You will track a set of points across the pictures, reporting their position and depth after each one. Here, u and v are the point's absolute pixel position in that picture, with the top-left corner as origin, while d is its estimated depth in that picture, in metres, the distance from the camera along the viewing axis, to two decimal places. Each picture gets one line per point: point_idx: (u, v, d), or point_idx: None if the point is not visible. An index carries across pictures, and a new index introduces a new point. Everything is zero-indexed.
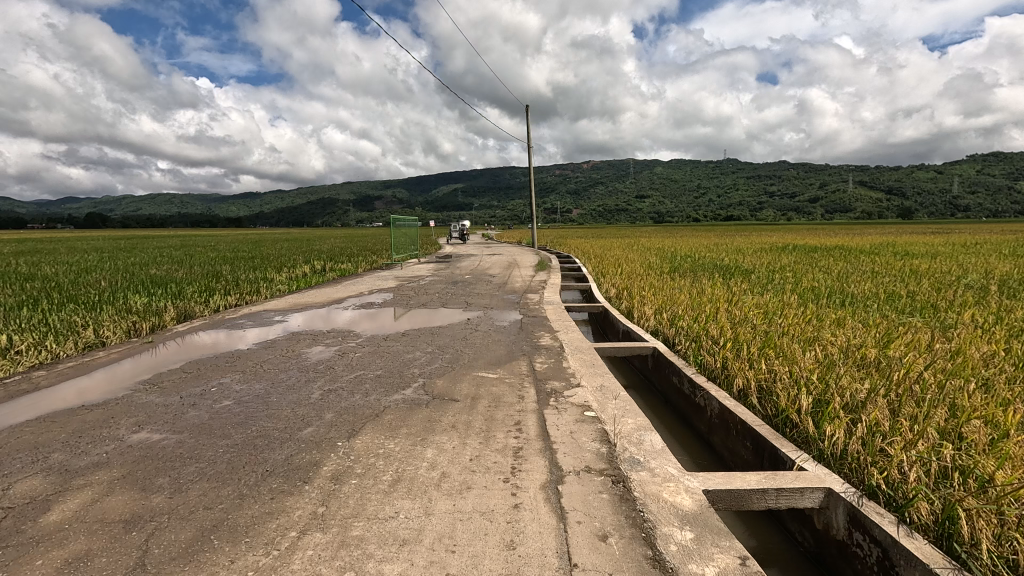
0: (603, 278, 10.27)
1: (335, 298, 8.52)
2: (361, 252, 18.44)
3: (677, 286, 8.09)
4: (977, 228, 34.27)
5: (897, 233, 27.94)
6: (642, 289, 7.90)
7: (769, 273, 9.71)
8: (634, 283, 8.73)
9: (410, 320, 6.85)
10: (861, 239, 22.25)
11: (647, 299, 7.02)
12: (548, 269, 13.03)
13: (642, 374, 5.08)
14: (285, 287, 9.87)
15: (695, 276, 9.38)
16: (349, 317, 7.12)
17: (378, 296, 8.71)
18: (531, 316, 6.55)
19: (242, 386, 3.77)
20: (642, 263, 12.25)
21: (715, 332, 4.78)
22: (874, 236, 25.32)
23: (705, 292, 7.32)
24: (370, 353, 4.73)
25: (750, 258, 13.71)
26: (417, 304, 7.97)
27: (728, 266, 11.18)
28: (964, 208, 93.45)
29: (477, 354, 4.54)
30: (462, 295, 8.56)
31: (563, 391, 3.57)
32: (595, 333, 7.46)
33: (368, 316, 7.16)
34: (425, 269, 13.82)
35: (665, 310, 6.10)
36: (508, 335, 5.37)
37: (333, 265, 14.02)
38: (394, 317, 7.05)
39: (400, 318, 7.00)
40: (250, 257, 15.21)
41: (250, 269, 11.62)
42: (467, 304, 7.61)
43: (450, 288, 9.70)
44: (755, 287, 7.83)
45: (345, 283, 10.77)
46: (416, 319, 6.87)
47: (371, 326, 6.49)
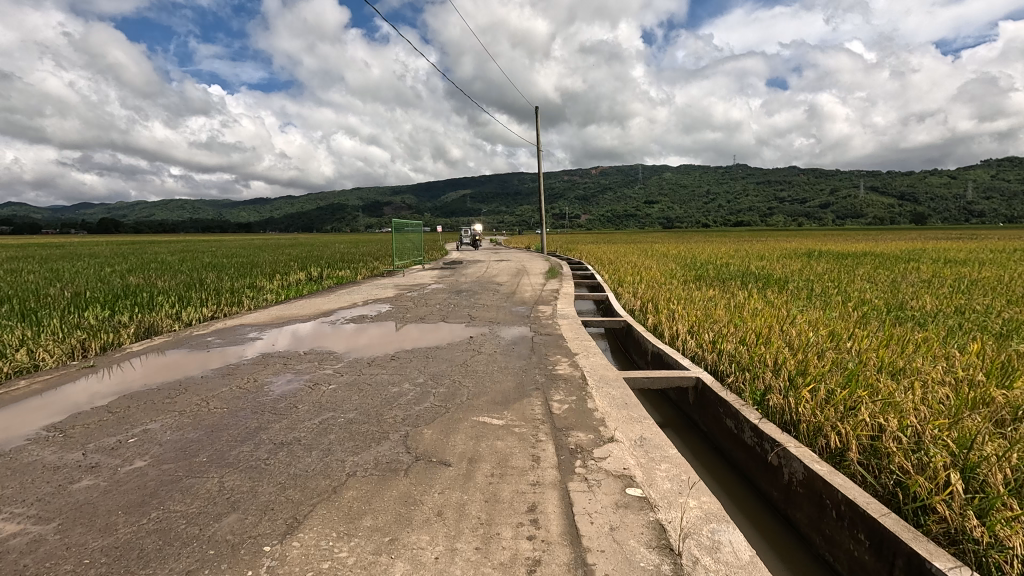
0: (622, 287, 9.33)
1: (324, 310, 7.64)
2: (362, 258, 17.59)
3: (708, 298, 7.15)
4: (1005, 234, 32.93)
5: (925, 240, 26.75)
6: (668, 302, 6.99)
7: (808, 283, 8.73)
8: (658, 294, 7.83)
9: (404, 337, 5.93)
10: (888, 244, 21.20)
11: (677, 313, 6.12)
12: (560, 277, 12.09)
13: (682, 410, 4.17)
14: (273, 297, 9.01)
15: (726, 286, 8.43)
16: (334, 334, 6.21)
17: (372, 308, 7.82)
18: (543, 335, 5.62)
19: (170, 438, 2.87)
20: (662, 271, 11.30)
21: (773, 359, 3.89)
22: (901, 241, 24.23)
23: (744, 306, 6.38)
24: (346, 385, 3.83)
25: (778, 265, 12.73)
26: (415, 317, 7.07)
27: (759, 275, 10.20)
28: (983, 214, 91.40)
29: (478, 389, 3.63)
30: (465, 307, 7.65)
31: (593, 449, 2.65)
32: (617, 351, 6.53)
33: (357, 332, 6.24)
34: (428, 276, 12.94)
35: (702, 328, 5.20)
36: (518, 360, 4.45)
37: (332, 272, 13.17)
38: (386, 334, 6.13)
39: (393, 335, 6.08)
40: (244, 263, 14.39)
41: (239, 277, 10.79)
42: (469, 319, 6.69)
43: (452, 299, 8.80)
44: (799, 300, 6.87)
45: (341, 291, 9.91)
46: (412, 336, 5.94)
47: (359, 344, 5.58)
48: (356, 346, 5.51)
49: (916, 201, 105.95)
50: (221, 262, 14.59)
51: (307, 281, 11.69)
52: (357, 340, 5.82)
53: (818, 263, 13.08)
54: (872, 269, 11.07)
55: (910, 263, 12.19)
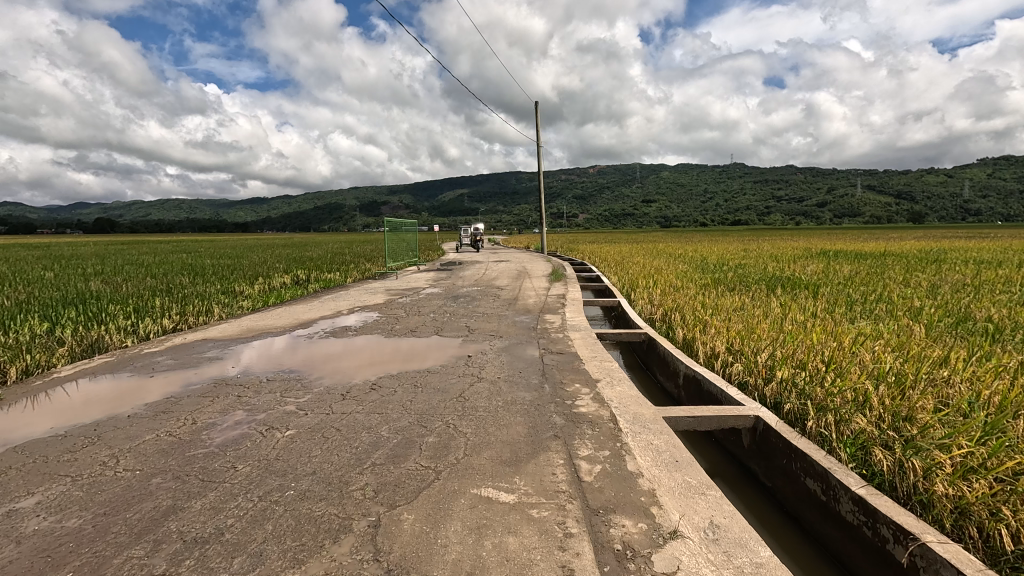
0: (635, 293, 8.50)
1: (302, 320, 6.76)
2: (353, 259, 16.67)
3: (739, 307, 6.32)
4: (1011, 233, 32.27)
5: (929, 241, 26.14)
6: (696, 310, 6.17)
7: (843, 288, 7.90)
8: (680, 301, 7.00)
9: (390, 354, 5.03)
10: (895, 244, 20.54)
11: (711, 327, 5.28)
12: (564, 280, 11.25)
13: (733, 454, 3.33)
14: (248, 305, 8.11)
15: (752, 292, 7.59)
16: (309, 348, 5.31)
17: (357, 317, 6.94)
18: (554, 353, 4.75)
19: (37, 529, 1.99)
20: (675, 274, 10.45)
21: (857, 396, 3.05)
22: (907, 241, 23.56)
23: (785, 317, 5.55)
24: (308, 432, 2.96)
25: (798, 266, 11.92)
26: (405, 328, 6.17)
27: (784, 278, 9.39)
28: (981, 212, 91.00)
29: (479, 439, 2.76)
30: (462, 317, 6.77)
31: (649, 552, 1.80)
32: (638, 370, 5.68)
33: (336, 348, 5.34)
34: (423, 279, 12.08)
35: (748, 346, 4.36)
36: (528, 391, 3.58)
37: (318, 275, 12.28)
38: (370, 350, 5.23)
39: (378, 351, 5.18)
40: (227, 265, 13.50)
41: (215, 281, 9.91)
42: (466, 333, 5.80)
43: (448, 306, 7.92)
44: (844, 309, 6.03)
45: (326, 297, 9.03)
46: (400, 353, 5.05)
47: (334, 363, 4.68)
48: (331, 366, 4.61)
49: (915, 200, 105.48)
50: (202, 265, 13.68)
51: (290, 285, 10.80)
52: (333, 358, 4.92)
53: (840, 265, 12.28)
54: (903, 272, 10.26)
55: (939, 265, 11.41)
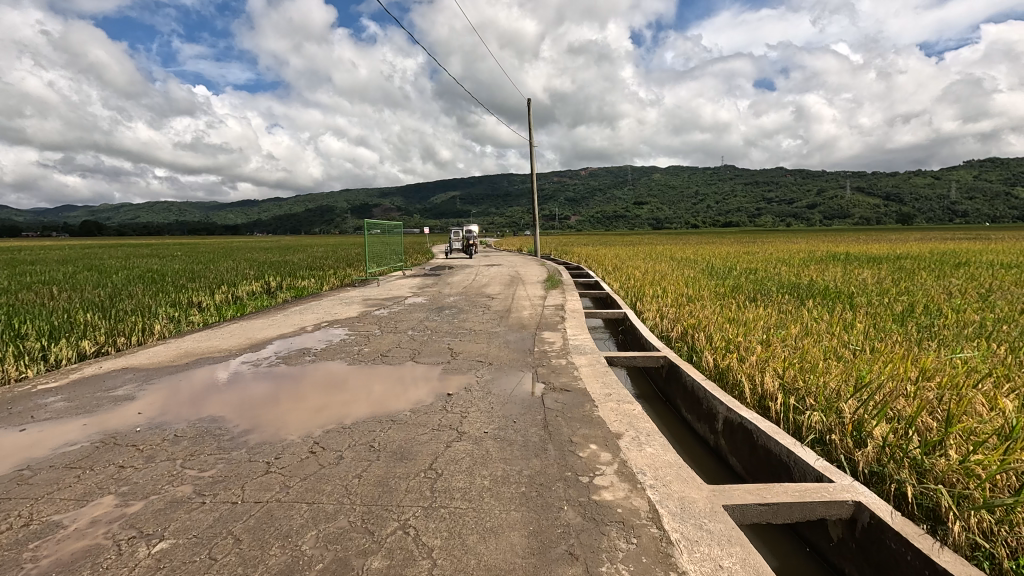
0: (643, 304, 7.52)
1: (255, 341, 5.72)
2: (334, 264, 15.60)
3: (774, 324, 5.35)
4: (1005, 235, 31.92)
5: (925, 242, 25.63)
6: (725, 328, 5.18)
7: (880, 298, 6.96)
8: (702, 315, 6.01)
9: (350, 389, 3.93)
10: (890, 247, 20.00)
11: (751, 353, 4.28)
12: (561, 288, 10.28)
13: (816, 550, 2.35)
14: (200, 320, 7.06)
15: (779, 304, 6.65)
16: (249, 380, 4.20)
17: (321, 337, 5.90)
18: (558, 389, 3.73)
19: None
20: (685, 281, 9.50)
21: (1018, 482, 2.06)
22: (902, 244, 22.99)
23: (836, 339, 4.59)
24: (190, 543, 1.93)
25: (815, 272, 10.99)
26: (376, 351, 5.12)
27: (806, 286, 8.46)
28: (970, 214, 91.42)
29: (452, 567, 1.74)
30: (445, 336, 5.75)
31: None
32: (656, 401, 4.72)
33: (284, 378, 4.23)
34: (406, 287, 11.06)
35: (813, 386, 3.35)
36: (527, 459, 2.57)
37: (291, 283, 11.23)
38: (327, 381, 4.13)
39: (336, 383, 4.08)
40: (194, 271, 12.42)
41: (170, 291, 8.84)
42: (448, 359, 4.74)
43: (430, 320, 6.91)
44: (901, 327, 5.08)
45: (294, 310, 7.98)
46: (363, 388, 3.95)
47: (274, 404, 3.58)
48: (269, 407, 3.51)
49: (906, 201, 105.66)
50: (167, 271, 12.57)
51: (258, 295, 9.76)
52: (275, 395, 3.81)
53: (858, 269, 11.42)
54: (932, 277, 9.38)
55: (966, 269, 10.53)
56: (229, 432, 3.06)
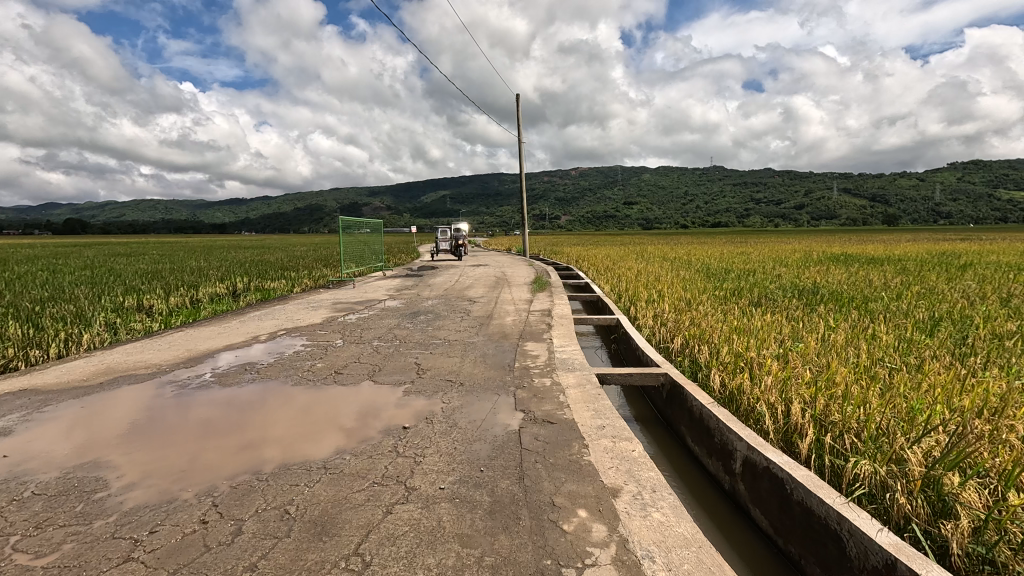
0: (638, 310, 6.87)
1: (194, 353, 4.97)
2: (311, 264, 14.80)
3: (790, 335, 4.70)
4: (989, 237, 32.00)
5: (911, 244, 25.53)
6: (732, 338, 4.53)
7: (897, 303, 6.37)
8: (705, 323, 5.36)
9: (283, 424, 3.19)
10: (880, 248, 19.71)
11: (767, 371, 3.63)
12: (548, 290, 9.61)
13: None
14: (142, 328, 6.28)
15: (788, 310, 6.03)
16: (164, 411, 3.45)
17: (272, 348, 5.15)
18: (539, 421, 3.04)
19: None
20: (680, 283, 8.88)
21: None
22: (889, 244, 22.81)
23: (866, 354, 3.95)
24: None
25: (816, 273, 10.44)
26: (330, 367, 4.37)
27: (813, 289, 7.84)
28: (955, 215, 92.40)
29: None
30: (414, 347, 5.05)
31: None
32: (656, 428, 4.03)
33: (207, 408, 3.48)
34: (383, 289, 10.32)
35: (852, 414, 2.70)
36: (493, 536, 1.88)
37: (259, 284, 10.44)
38: (258, 413, 3.39)
39: (269, 416, 3.34)
40: (154, 271, 11.57)
41: (118, 293, 8.03)
42: (412, 378, 4.00)
43: (401, 327, 6.19)
44: (935, 339, 4.46)
45: (252, 315, 7.21)
46: (300, 421, 3.21)
47: (179, 446, 2.84)
48: (171, 452, 2.77)
49: (893, 203, 106.34)
50: (126, 270, 11.72)
51: (219, 298, 8.98)
52: (187, 432, 3.07)
53: (861, 271, 10.88)
54: (943, 279, 8.83)
55: (973, 271, 10.04)
56: (100, 492, 2.31)
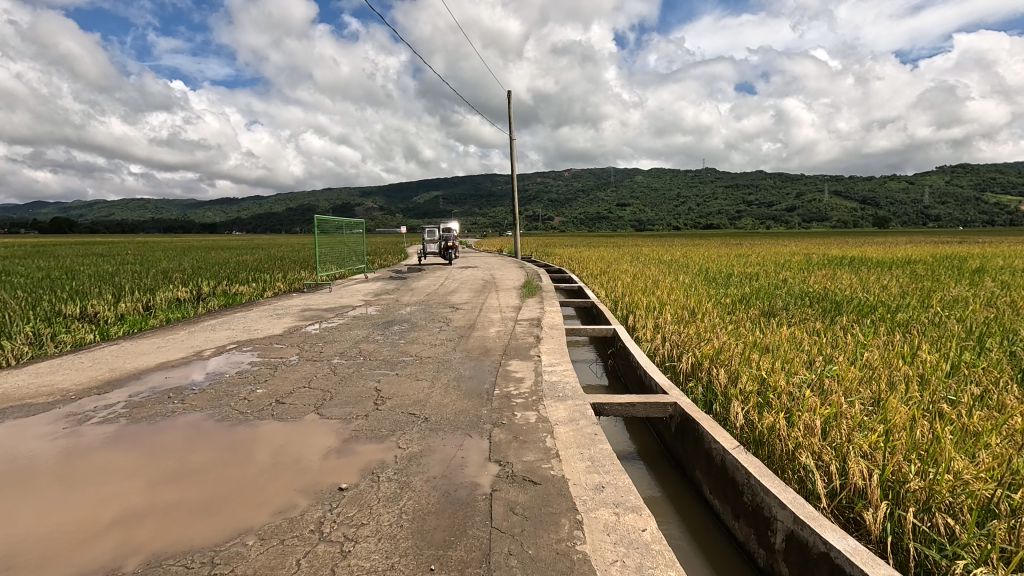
0: (637, 321, 6.17)
1: (116, 374, 4.19)
2: (289, 265, 13.98)
3: (818, 355, 4.01)
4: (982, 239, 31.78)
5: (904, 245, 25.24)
6: (750, 360, 3.87)
7: (927, 314, 5.70)
8: (716, 339, 4.69)
9: (205, 477, 2.52)
10: (876, 250, 19.28)
11: (802, 406, 2.96)
12: (538, 296, 8.90)
13: None
14: (73, 340, 5.49)
15: (807, 323, 5.35)
16: (56, 460, 2.75)
17: (212, 367, 4.39)
18: (519, 479, 2.32)
19: None
20: (681, 289, 8.20)
21: None
22: (884, 246, 22.44)
23: (920, 383, 3.25)
24: None
25: (824, 278, 9.79)
26: (270, 394, 3.60)
27: (828, 297, 7.17)
28: (944, 218, 92.86)
29: None
30: (377, 367, 4.30)
31: None
32: (664, 470, 3.32)
33: (115, 456, 2.79)
34: (361, 293, 9.57)
35: (938, 477, 2.03)
36: None
37: (227, 288, 9.65)
38: (173, 462, 2.70)
39: (189, 465, 2.67)
40: (116, 273, 10.75)
41: (60, 299, 7.22)
42: (364, 411, 3.25)
43: (369, 340, 5.44)
44: (992, 362, 3.77)
45: (206, 324, 6.43)
46: (226, 474, 2.54)
47: (34, 523, 2.13)
48: (18, 533, 2.05)
49: (884, 205, 106.77)
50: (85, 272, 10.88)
51: (177, 304, 8.18)
52: (75, 493, 2.39)
53: (871, 275, 10.26)
54: (962, 285, 8.22)
55: (989, 277, 9.44)
56: None
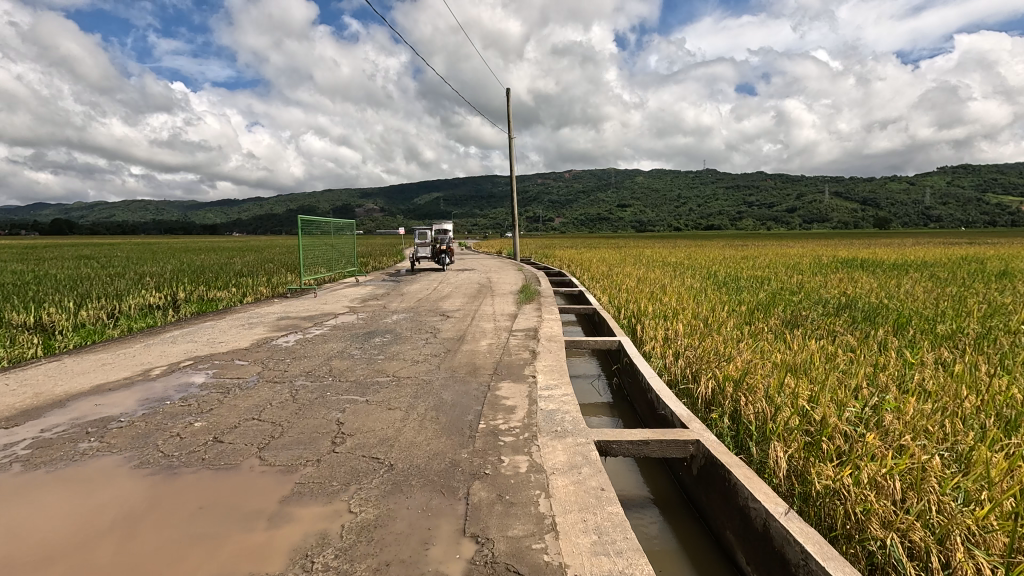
0: (646, 332, 5.55)
1: (38, 402, 3.56)
2: (277, 268, 13.35)
3: (867, 381, 3.38)
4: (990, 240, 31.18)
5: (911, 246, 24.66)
6: (785, 388, 3.26)
7: (973, 326, 5.07)
8: (740, 358, 4.07)
9: (109, 544, 1.95)
10: (885, 250, 18.65)
11: (864, 455, 2.34)
12: (537, 302, 8.28)
13: None
14: (11, 355, 4.85)
15: (840, 337, 4.73)
16: None
17: (154, 392, 3.77)
18: (501, 571, 1.72)
19: None
20: (692, 296, 7.58)
21: None
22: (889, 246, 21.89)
23: (1006, 424, 2.64)
24: None
25: (843, 282, 9.17)
26: (207, 429, 2.98)
27: (854, 305, 6.55)
28: (946, 219, 92.34)
29: None
30: (346, 392, 3.68)
31: None
32: (684, 523, 2.70)
33: (15, 505, 2.24)
34: (347, 299, 8.94)
35: None
36: None
37: (205, 294, 9.03)
38: (87, 517, 2.16)
39: (102, 524, 2.11)
40: (90, 277, 10.16)
41: (13, 308, 6.60)
42: (315, 456, 2.63)
43: (344, 355, 4.82)
44: None
45: (169, 335, 5.81)
46: (131, 543, 1.96)
47: None
48: None
49: (886, 205, 106.23)
50: (58, 276, 10.28)
51: (146, 311, 7.55)
52: None
53: (891, 279, 9.64)
54: (996, 291, 7.60)
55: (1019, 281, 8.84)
56: None
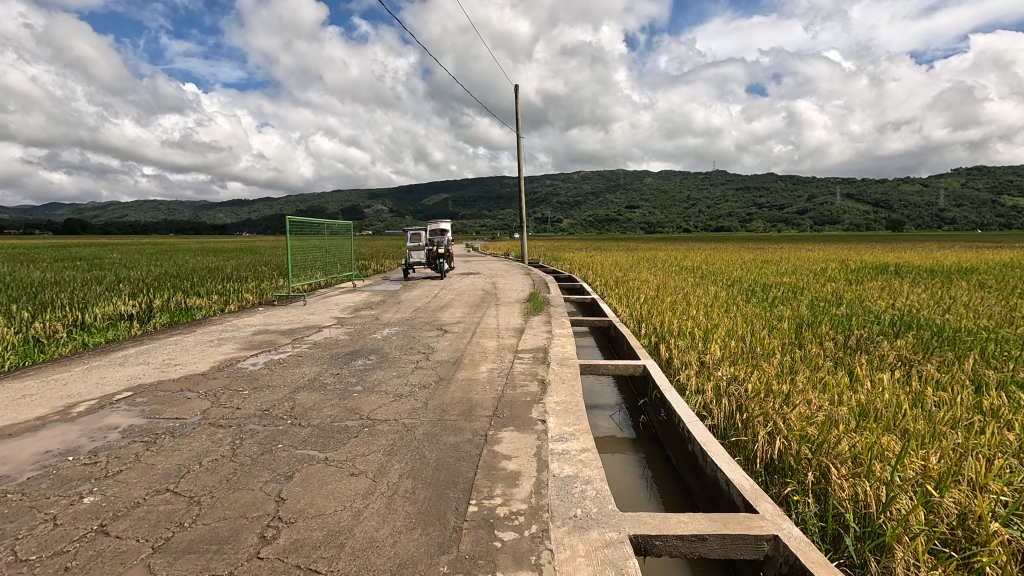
0: (676, 355, 4.70)
1: None
2: (269, 273, 12.59)
3: (996, 442, 2.52)
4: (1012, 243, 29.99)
5: (934, 249, 23.58)
6: (886, 453, 2.39)
7: None
8: (804, 399, 3.20)
9: None
10: (911, 254, 17.65)
11: None
12: (546, 313, 7.46)
13: None
14: None
15: (919, 368, 3.88)
16: None
17: (59, 439, 2.97)
18: None
19: None
20: (722, 308, 6.72)
21: None
22: (913, 249, 20.84)
23: None
24: None
25: (888, 292, 8.25)
26: (97, 509, 2.20)
27: (916, 321, 5.67)
28: (963, 221, 90.50)
29: None
30: (303, 443, 2.88)
31: None
32: None
33: None
34: (337, 308, 8.15)
35: None
36: None
37: (182, 302, 8.26)
38: None
39: None
40: (64, 283, 9.46)
41: None
42: (224, 568, 1.80)
43: (316, 385, 4.02)
44: None
45: (122, 354, 5.04)
46: None
47: None
48: None
49: (900, 207, 104.43)
50: (31, 281, 9.57)
51: (110, 323, 6.79)
52: None
53: (939, 288, 8.72)
54: None
55: None
56: None
